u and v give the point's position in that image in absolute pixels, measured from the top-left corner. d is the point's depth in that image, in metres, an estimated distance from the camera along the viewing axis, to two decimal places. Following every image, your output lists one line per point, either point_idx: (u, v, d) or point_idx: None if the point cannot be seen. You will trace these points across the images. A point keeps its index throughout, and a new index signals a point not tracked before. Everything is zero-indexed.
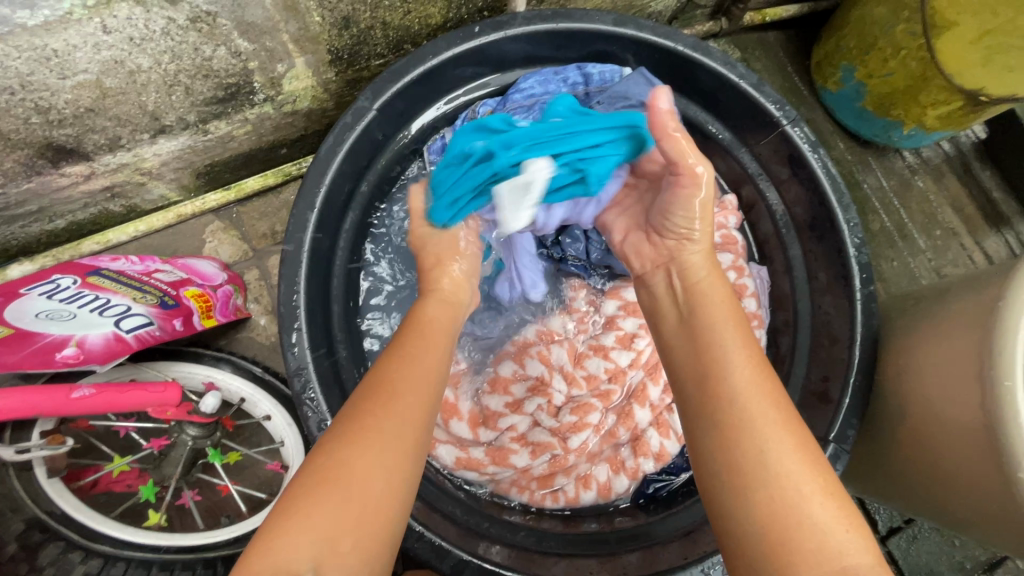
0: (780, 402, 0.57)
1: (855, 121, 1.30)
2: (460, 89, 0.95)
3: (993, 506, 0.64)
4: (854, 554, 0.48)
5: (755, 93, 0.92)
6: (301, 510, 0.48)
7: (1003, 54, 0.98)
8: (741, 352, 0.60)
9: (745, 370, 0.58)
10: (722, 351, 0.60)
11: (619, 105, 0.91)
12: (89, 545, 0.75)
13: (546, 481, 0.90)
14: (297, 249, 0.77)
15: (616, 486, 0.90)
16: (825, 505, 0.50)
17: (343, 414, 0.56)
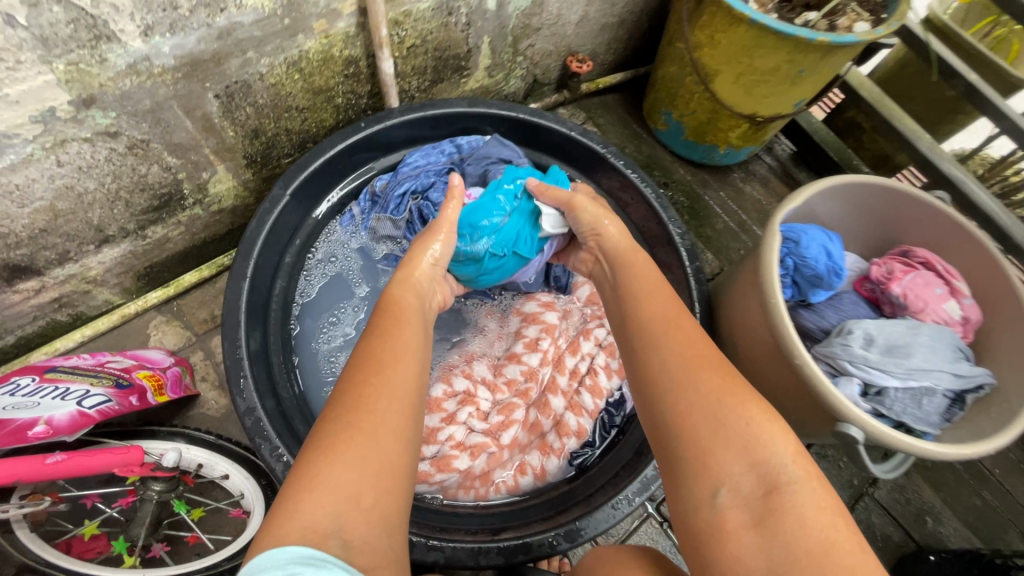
0: (694, 343, 0.72)
1: (685, 150, 1.65)
2: (360, 171, 1.18)
3: (810, 399, 0.86)
4: (781, 448, 0.60)
5: (585, 139, 1.21)
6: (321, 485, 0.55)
7: (757, 87, 1.35)
8: (649, 303, 0.80)
9: (658, 310, 0.78)
10: (636, 301, 0.82)
11: (483, 163, 1.15)
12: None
13: (488, 477, 1.02)
14: (235, 313, 0.93)
15: (549, 467, 1.03)
16: (749, 410, 0.63)
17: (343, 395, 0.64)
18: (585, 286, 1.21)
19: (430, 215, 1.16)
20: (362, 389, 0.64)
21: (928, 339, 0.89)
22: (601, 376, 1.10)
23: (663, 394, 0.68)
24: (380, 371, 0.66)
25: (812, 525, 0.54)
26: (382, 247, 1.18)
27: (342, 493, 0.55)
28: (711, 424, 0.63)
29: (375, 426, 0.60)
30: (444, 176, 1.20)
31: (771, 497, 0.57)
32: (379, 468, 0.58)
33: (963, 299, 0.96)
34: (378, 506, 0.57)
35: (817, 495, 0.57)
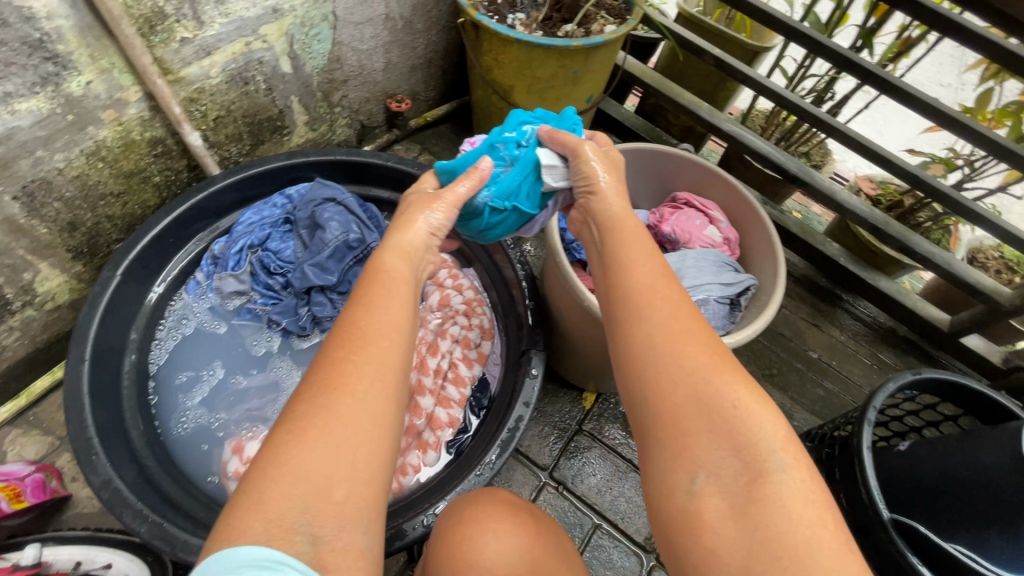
0: (684, 315, 0.70)
1: None
2: (196, 239, 1.25)
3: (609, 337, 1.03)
4: (771, 430, 0.60)
5: (399, 164, 1.33)
6: (286, 472, 0.54)
7: (547, 93, 1.57)
8: (642, 261, 0.78)
9: (649, 269, 0.76)
10: (624, 255, 0.80)
11: (311, 205, 1.26)
12: None
13: None
14: (77, 396, 0.95)
15: (426, 461, 1.13)
16: (739, 390, 0.62)
17: (314, 378, 0.61)
18: (434, 293, 1.34)
19: (270, 263, 1.24)
20: (333, 366, 0.62)
21: (696, 263, 1.10)
22: (461, 367, 1.22)
23: (645, 367, 0.67)
24: (361, 346, 0.65)
25: (798, 516, 0.54)
26: (232, 303, 1.23)
27: (313, 481, 0.53)
28: (698, 407, 0.62)
29: (351, 409, 0.59)
30: (280, 226, 1.29)
31: (754, 487, 0.57)
32: (356, 455, 0.56)
33: (720, 224, 1.18)
34: (353, 503, 0.55)
35: (802, 487, 0.56)
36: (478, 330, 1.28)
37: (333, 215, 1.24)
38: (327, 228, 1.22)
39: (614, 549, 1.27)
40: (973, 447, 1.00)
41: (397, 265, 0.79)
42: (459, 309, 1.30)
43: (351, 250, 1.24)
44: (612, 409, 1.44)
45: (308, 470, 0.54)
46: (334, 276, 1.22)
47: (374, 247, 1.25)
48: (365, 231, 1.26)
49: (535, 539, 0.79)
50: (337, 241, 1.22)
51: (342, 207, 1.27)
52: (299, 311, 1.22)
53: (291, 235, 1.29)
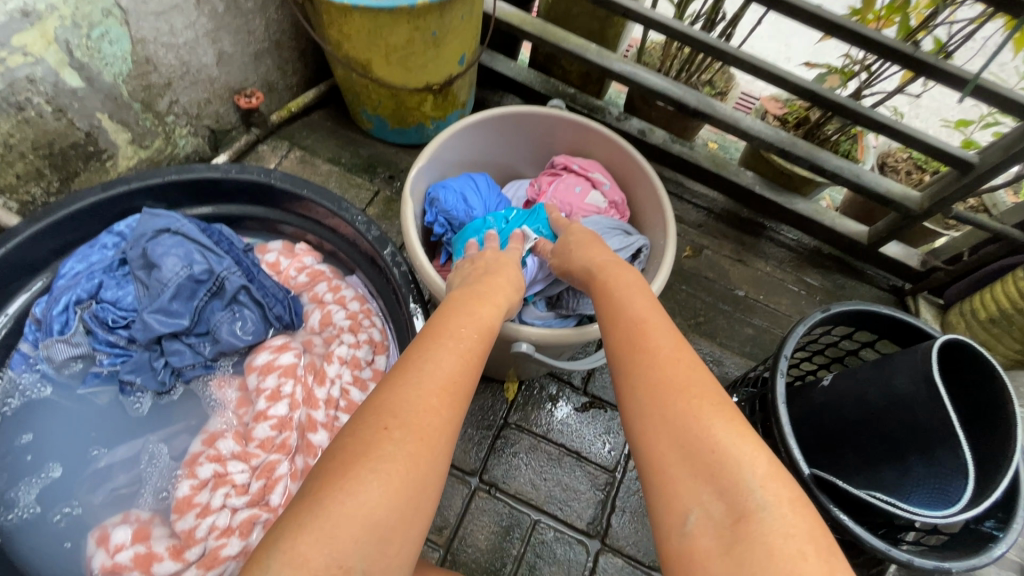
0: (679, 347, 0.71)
1: (400, 137, 1.67)
2: (10, 305, 1.06)
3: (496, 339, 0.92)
4: (756, 466, 0.58)
5: (242, 174, 1.14)
6: (352, 504, 0.54)
7: (410, 61, 1.40)
8: (633, 299, 0.79)
9: (642, 307, 0.77)
10: (613, 293, 0.81)
11: (141, 241, 1.08)
12: None
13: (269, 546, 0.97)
14: None
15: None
16: (727, 429, 0.60)
17: (389, 404, 0.62)
18: (314, 312, 1.19)
19: (107, 316, 1.06)
20: (400, 403, 0.62)
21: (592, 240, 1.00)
22: (353, 391, 1.10)
23: (635, 397, 0.67)
24: (431, 381, 0.65)
25: (781, 555, 0.51)
26: (72, 369, 1.06)
27: (358, 521, 0.53)
28: (677, 447, 0.61)
29: (420, 450, 0.59)
30: (114, 270, 1.11)
31: (739, 527, 0.54)
32: (401, 503, 0.56)
33: (604, 186, 1.08)
34: (389, 555, 0.55)
35: (787, 524, 0.53)
36: (367, 345, 1.15)
37: (168, 249, 1.06)
38: (163, 266, 1.05)
39: (557, 542, 1.20)
40: (887, 374, 0.96)
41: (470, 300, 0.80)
42: (344, 326, 1.17)
43: (199, 285, 1.07)
44: (538, 395, 1.36)
45: (358, 504, 0.54)
46: (184, 318, 1.05)
47: (226, 276, 1.09)
48: (212, 260, 1.09)
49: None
50: (178, 278, 1.05)
51: (179, 236, 1.09)
52: (154, 365, 1.06)
53: (128, 279, 1.10)
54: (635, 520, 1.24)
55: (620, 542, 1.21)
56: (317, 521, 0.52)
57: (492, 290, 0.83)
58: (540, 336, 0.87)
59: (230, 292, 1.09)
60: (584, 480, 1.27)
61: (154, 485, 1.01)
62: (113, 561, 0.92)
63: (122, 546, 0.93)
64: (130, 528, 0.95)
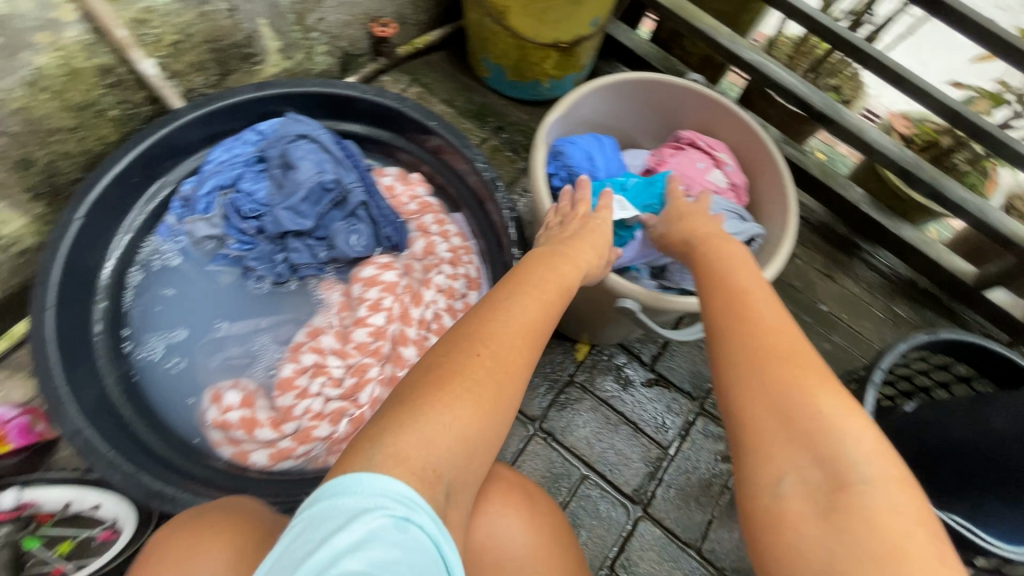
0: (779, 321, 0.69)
1: (514, 90, 1.70)
2: (162, 179, 1.16)
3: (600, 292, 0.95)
4: (859, 443, 0.56)
5: (379, 97, 1.21)
6: (426, 422, 0.57)
7: (546, 15, 1.41)
8: (746, 271, 0.78)
9: (752, 280, 0.76)
10: (724, 264, 0.79)
11: (281, 143, 1.16)
12: None
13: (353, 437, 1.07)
14: (43, 338, 0.92)
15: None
16: (835, 403, 0.59)
17: (463, 337, 0.66)
18: (419, 240, 1.26)
19: (243, 206, 1.16)
20: (474, 338, 0.65)
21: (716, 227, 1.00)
22: (445, 318, 1.18)
23: (730, 359, 0.66)
24: (500, 325, 0.67)
25: (882, 525, 0.50)
26: (205, 247, 1.18)
27: (448, 436, 0.58)
28: (776, 413, 0.60)
29: (492, 380, 0.62)
30: (252, 165, 1.20)
31: (838, 495, 0.53)
32: (473, 430, 0.60)
33: (727, 167, 1.08)
34: (462, 472, 0.59)
35: (894, 502, 0.52)
36: (464, 280, 1.22)
37: (306, 154, 1.15)
38: (299, 168, 1.13)
39: (602, 499, 1.26)
40: (983, 415, 0.90)
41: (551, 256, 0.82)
42: (445, 258, 1.24)
43: (327, 192, 1.15)
44: (606, 361, 1.40)
45: (444, 421, 0.58)
46: (309, 221, 1.14)
47: (351, 189, 1.17)
48: (341, 173, 1.17)
49: (540, 524, 0.76)
50: (310, 183, 1.13)
51: (316, 144, 1.17)
52: (275, 258, 1.16)
53: (264, 176, 1.19)
54: (679, 497, 1.28)
55: (661, 513, 1.25)
56: (414, 430, 0.56)
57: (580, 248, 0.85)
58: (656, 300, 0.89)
59: (351, 205, 1.18)
60: (637, 450, 1.31)
61: (262, 362, 1.14)
62: (224, 418, 1.04)
63: (232, 407, 1.04)
64: (240, 394, 1.06)
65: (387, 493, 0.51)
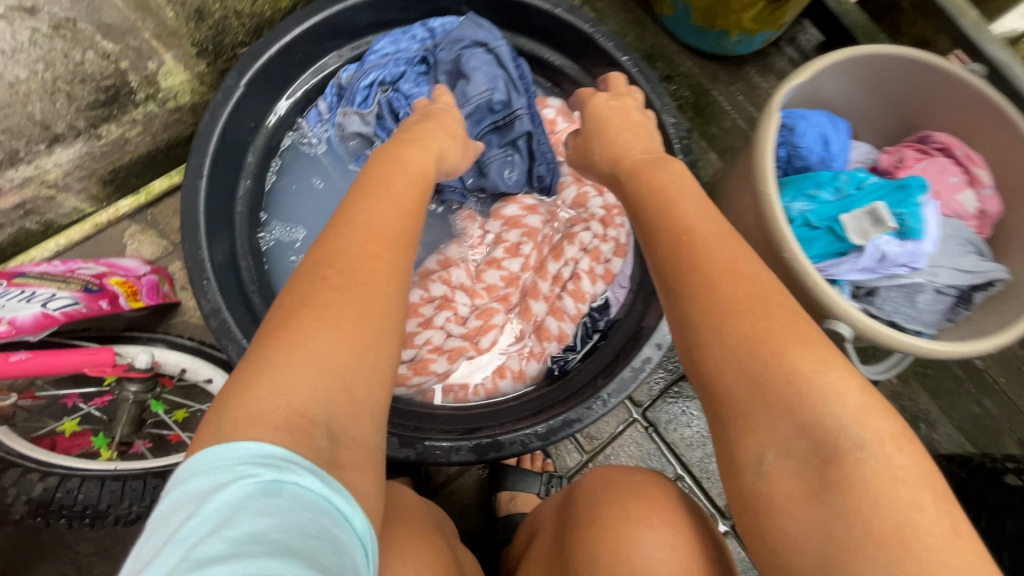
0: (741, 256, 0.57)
1: (694, 38, 1.47)
2: (325, 60, 1.08)
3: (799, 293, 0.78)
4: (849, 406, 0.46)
5: (573, 15, 1.03)
6: (282, 380, 0.49)
7: None
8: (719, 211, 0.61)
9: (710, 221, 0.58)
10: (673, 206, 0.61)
11: (456, 48, 1.04)
12: (47, 471, 0.83)
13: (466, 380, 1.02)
14: (193, 208, 0.88)
15: (528, 370, 1.02)
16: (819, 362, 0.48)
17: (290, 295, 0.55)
18: (571, 188, 1.13)
19: (400, 109, 1.06)
20: (309, 285, 0.56)
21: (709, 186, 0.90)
22: (583, 280, 1.05)
23: (684, 304, 0.54)
24: (342, 264, 0.57)
25: (880, 508, 0.42)
26: (350, 145, 1.09)
27: (320, 356, 0.51)
28: (747, 380, 0.48)
29: (336, 324, 0.53)
30: (415, 66, 1.08)
31: (830, 468, 0.44)
32: (342, 369, 0.52)
33: (983, 190, 0.88)
34: (350, 380, 0.53)
35: (891, 465, 0.44)
36: (611, 244, 1.08)
37: (481, 65, 1.02)
38: (472, 80, 1.01)
39: None
40: None
41: (401, 185, 0.69)
42: (595, 215, 1.10)
43: (492, 114, 1.04)
44: None
45: (303, 349, 0.51)
46: (467, 141, 1.04)
47: (520, 115, 1.04)
48: (513, 93, 1.03)
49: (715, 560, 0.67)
50: (479, 100, 1.02)
51: (492, 55, 1.04)
52: None
53: (426, 81, 1.08)
54: None
55: None
56: (284, 355, 0.51)
57: (397, 188, 0.69)
58: (867, 329, 0.73)
59: (515, 133, 1.05)
60: None
61: None
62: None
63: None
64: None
65: (247, 457, 0.43)
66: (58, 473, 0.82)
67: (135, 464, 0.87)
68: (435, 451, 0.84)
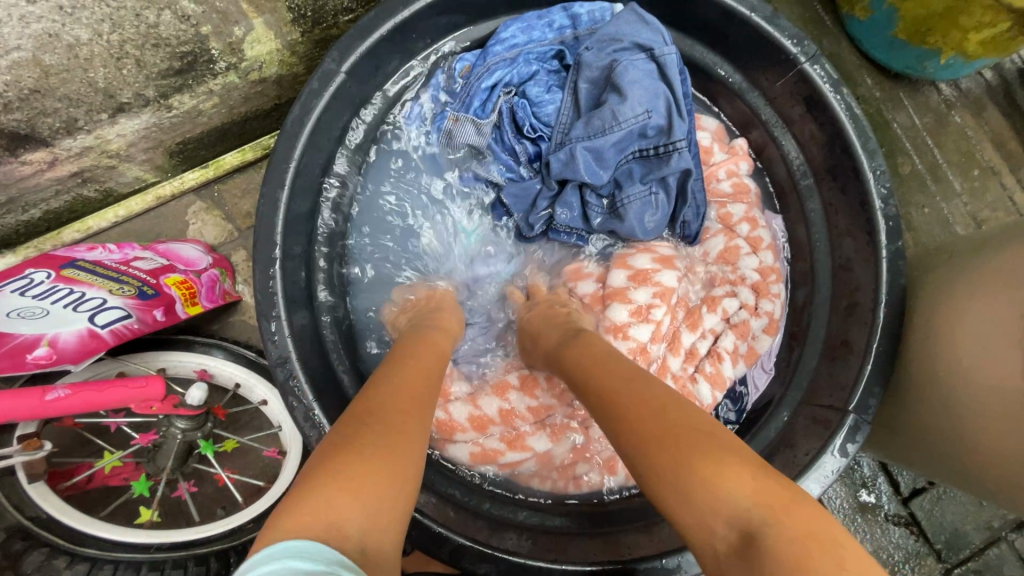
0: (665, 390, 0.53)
1: (886, 54, 1.15)
2: (447, 40, 0.87)
3: None
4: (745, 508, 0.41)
5: (768, 27, 0.81)
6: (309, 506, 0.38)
7: None
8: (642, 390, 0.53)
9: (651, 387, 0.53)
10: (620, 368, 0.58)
11: (609, 50, 0.82)
12: (77, 548, 0.71)
13: (568, 470, 0.83)
14: (270, 225, 0.73)
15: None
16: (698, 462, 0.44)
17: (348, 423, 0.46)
18: (717, 237, 0.91)
19: (524, 120, 0.85)
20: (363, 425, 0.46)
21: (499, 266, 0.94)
22: (725, 362, 0.86)
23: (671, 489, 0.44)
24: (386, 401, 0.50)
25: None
26: (457, 157, 0.89)
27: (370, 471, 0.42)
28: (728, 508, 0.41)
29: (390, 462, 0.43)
30: (548, 63, 0.88)
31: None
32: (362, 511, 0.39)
33: None
34: (384, 515, 0.40)
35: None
36: (764, 320, 0.88)
37: (640, 78, 0.80)
38: (627, 97, 0.79)
39: None
40: None
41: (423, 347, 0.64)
42: (747, 279, 0.89)
43: (642, 140, 0.82)
44: (852, 470, 1.06)
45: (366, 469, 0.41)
46: (607, 173, 0.82)
47: (680, 148, 0.81)
48: (674, 117, 0.81)
49: None
50: (632, 124, 0.79)
51: (653, 65, 0.81)
52: (536, 204, 0.87)
53: (559, 83, 0.87)
54: None
55: None
56: (331, 486, 0.40)
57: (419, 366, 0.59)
58: None
59: (668, 168, 0.82)
60: None
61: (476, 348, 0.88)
62: (430, 419, 0.82)
63: None
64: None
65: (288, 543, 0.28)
66: (90, 557, 0.71)
67: (174, 528, 0.76)
68: (523, 569, 0.71)
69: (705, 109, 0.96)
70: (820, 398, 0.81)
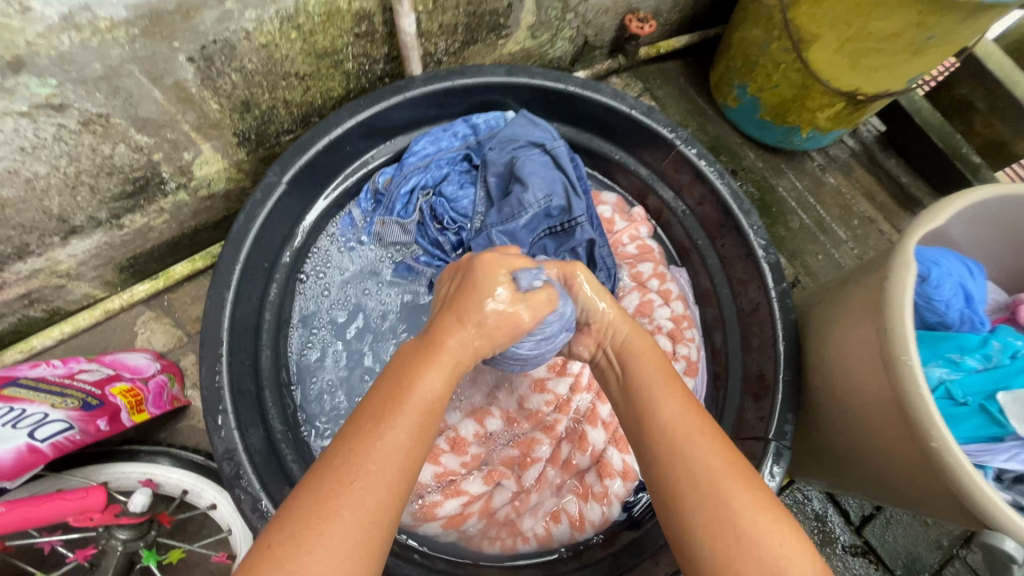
0: (714, 427, 0.57)
1: (758, 132, 1.37)
2: (355, 163, 0.97)
3: (929, 486, 0.65)
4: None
5: (647, 119, 0.97)
6: None
7: (865, 57, 1.07)
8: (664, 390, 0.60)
9: (668, 400, 0.59)
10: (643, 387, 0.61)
11: (510, 148, 0.96)
12: None
13: (514, 526, 0.86)
14: (216, 324, 0.78)
15: (590, 516, 0.86)
16: (762, 512, 0.50)
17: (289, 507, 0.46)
18: (633, 294, 1.02)
19: (443, 215, 0.97)
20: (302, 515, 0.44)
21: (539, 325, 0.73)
22: None
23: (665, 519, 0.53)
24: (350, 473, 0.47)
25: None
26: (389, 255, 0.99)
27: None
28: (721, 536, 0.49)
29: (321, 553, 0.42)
30: (458, 165, 1.01)
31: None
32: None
33: None
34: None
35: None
36: (683, 363, 0.97)
37: (538, 169, 0.94)
38: (529, 186, 0.92)
39: None
40: None
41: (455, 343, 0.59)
42: (663, 328, 0.99)
43: (549, 220, 0.95)
44: (802, 506, 1.10)
45: None
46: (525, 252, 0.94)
47: (581, 222, 0.94)
48: (572, 198, 0.94)
49: None
50: (537, 207, 0.92)
51: (548, 157, 0.96)
52: None
53: (471, 180, 1.01)
54: None
55: None
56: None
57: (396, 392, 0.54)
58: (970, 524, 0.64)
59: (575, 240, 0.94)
60: None
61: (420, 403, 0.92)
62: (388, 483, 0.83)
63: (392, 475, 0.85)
64: None
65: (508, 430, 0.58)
66: None
67: None
68: None
69: (603, 185, 1.12)
70: (746, 430, 0.88)
